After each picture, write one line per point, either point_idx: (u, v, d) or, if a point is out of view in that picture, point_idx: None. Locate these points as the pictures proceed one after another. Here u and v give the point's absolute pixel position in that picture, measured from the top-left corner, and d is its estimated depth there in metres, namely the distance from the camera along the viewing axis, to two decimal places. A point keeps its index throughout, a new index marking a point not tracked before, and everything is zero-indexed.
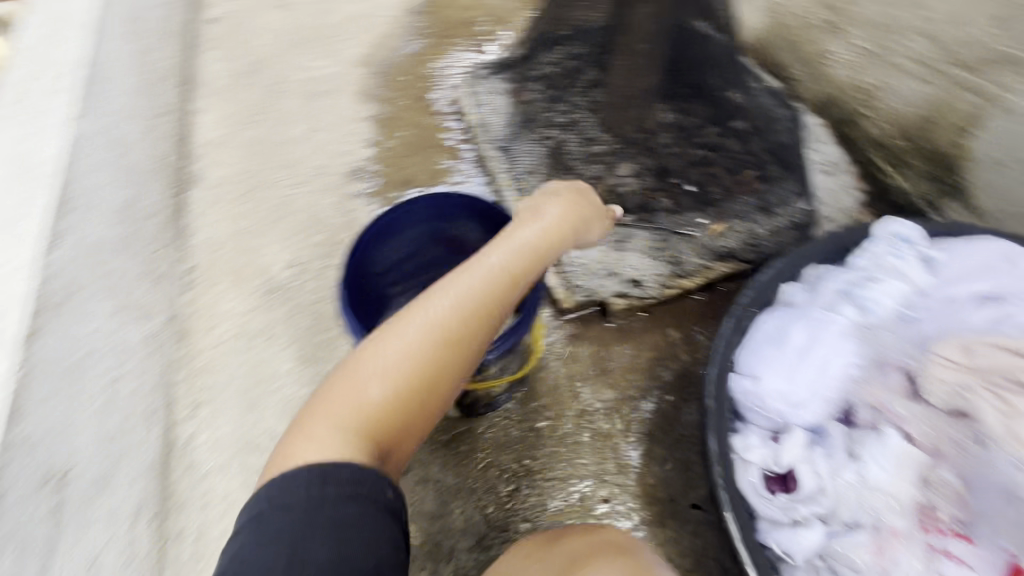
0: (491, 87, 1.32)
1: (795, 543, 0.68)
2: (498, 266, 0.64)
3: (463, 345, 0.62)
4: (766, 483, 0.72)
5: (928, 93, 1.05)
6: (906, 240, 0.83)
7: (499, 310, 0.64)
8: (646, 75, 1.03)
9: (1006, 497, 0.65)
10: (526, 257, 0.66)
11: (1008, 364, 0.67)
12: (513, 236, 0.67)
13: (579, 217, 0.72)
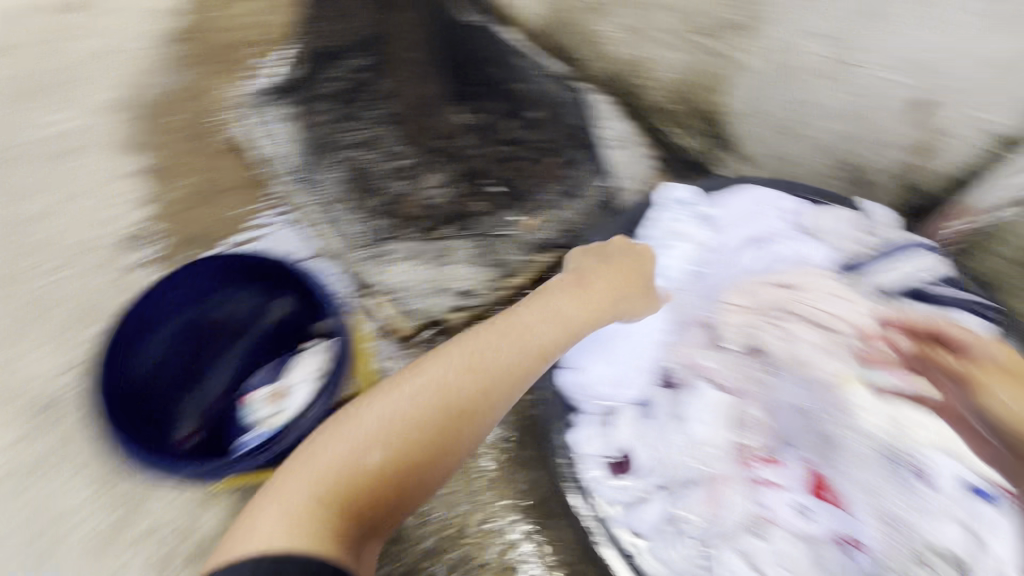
0: (272, 115, 1.18)
1: (640, 519, 0.76)
2: (500, 348, 0.73)
3: (463, 429, 0.68)
4: (610, 470, 0.80)
5: (687, 58, 1.10)
6: (686, 202, 0.92)
7: (490, 396, 0.70)
8: (428, 81, 1.17)
9: (797, 414, 0.75)
10: (523, 342, 0.75)
11: (774, 298, 0.80)
12: (524, 318, 0.78)
13: (589, 303, 0.81)
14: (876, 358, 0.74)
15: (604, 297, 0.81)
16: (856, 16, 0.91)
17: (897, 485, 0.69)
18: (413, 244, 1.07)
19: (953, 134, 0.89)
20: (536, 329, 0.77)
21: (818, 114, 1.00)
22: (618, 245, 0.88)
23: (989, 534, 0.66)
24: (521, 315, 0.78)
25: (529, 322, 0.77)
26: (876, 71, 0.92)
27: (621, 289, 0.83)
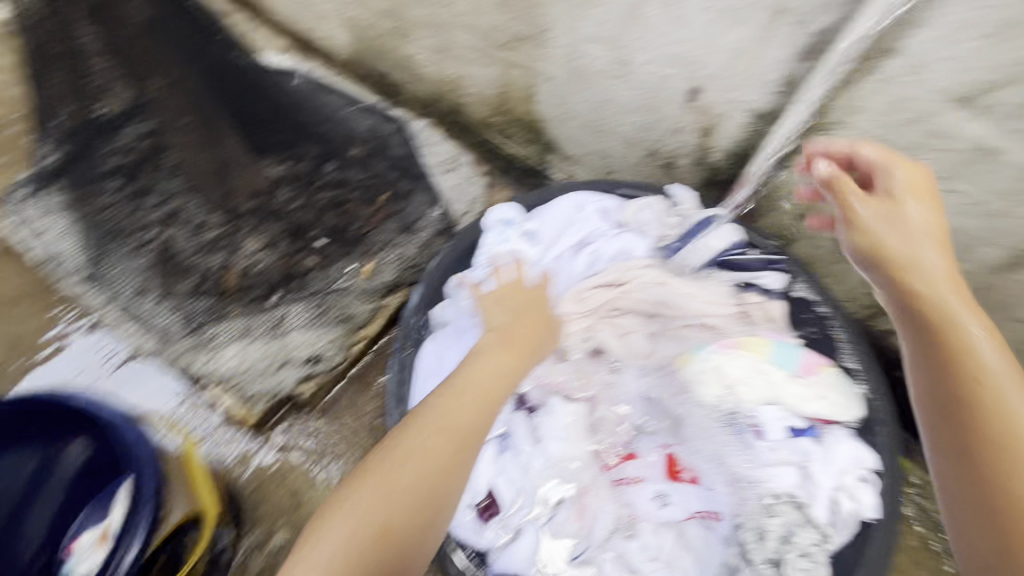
0: (53, 209, 1.06)
1: (514, 559, 0.72)
2: (463, 390, 0.60)
3: (463, 460, 0.58)
4: (479, 516, 0.74)
5: (491, 73, 1.25)
6: (511, 220, 0.91)
7: (467, 445, 0.58)
8: (220, 134, 1.06)
9: (643, 402, 0.82)
10: (482, 383, 0.61)
11: (602, 298, 0.84)
12: (478, 360, 0.64)
13: (521, 346, 0.66)
14: (698, 330, 0.85)
15: (531, 323, 0.69)
16: (616, 21, 0.94)
17: (738, 442, 0.77)
18: (240, 321, 0.97)
19: (721, 114, 0.94)
20: (488, 368, 0.63)
21: (613, 110, 1.09)
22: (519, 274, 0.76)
23: (815, 467, 0.75)
24: (475, 354, 0.65)
25: (483, 363, 0.63)
26: (644, 67, 0.97)
27: (542, 321, 0.71)
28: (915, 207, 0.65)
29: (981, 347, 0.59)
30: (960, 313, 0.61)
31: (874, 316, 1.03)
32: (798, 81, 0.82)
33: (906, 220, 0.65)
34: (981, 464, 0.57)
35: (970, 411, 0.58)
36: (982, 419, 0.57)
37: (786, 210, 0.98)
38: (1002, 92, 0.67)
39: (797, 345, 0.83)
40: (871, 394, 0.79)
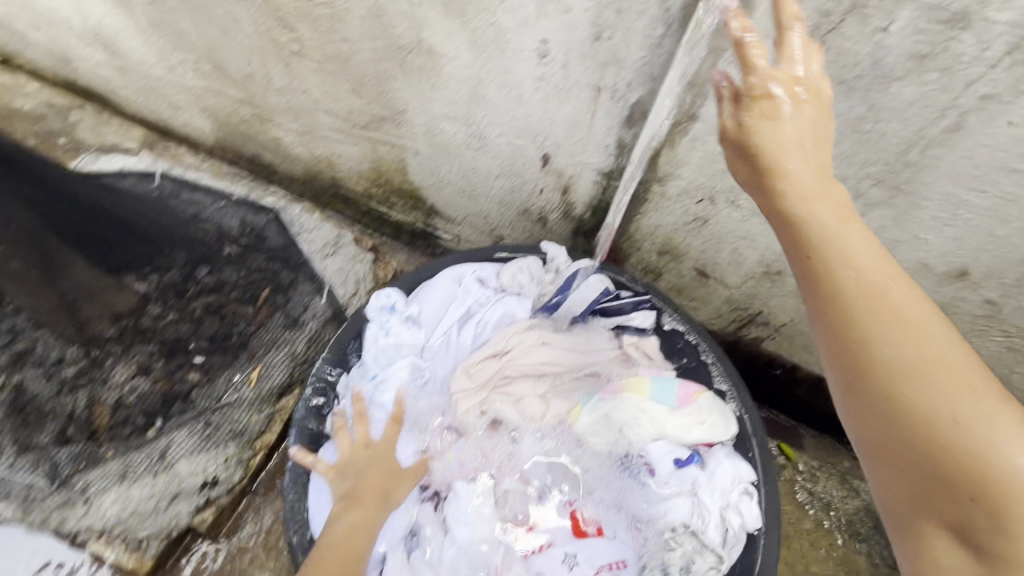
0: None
1: None
2: (328, 555, 0.67)
3: None
4: None
5: (359, 151, 1.26)
6: (392, 307, 0.90)
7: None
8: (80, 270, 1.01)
9: (546, 463, 0.88)
10: (345, 541, 0.68)
11: (491, 372, 0.88)
12: (332, 526, 0.70)
13: (383, 484, 0.76)
14: (586, 381, 0.91)
15: (378, 468, 0.78)
16: (463, 101, 0.99)
17: (633, 484, 0.84)
18: (117, 461, 0.90)
19: (574, 175, 1.01)
20: (346, 527, 0.70)
21: (481, 177, 1.15)
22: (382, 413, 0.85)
23: (703, 493, 0.81)
24: (331, 520, 0.71)
25: (337, 526, 0.70)
26: (498, 139, 1.03)
27: (389, 461, 0.79)
28: (775, 124, 0.57)
29: (836, 237, 0.53)
30: (815, 211, 0.54)
31: (741, 328, 1.15)
32: (628, 145, 0.91)
33: (777, 135, 0.57)
34: (851, 367, 0.50)
35: (838, 311, 0.51)
36: (845, 309, 0.50)
37: (647, 249, 1.08)
38: None
39: (673, 378, 0.89)
40: (741, 412, 0.86)
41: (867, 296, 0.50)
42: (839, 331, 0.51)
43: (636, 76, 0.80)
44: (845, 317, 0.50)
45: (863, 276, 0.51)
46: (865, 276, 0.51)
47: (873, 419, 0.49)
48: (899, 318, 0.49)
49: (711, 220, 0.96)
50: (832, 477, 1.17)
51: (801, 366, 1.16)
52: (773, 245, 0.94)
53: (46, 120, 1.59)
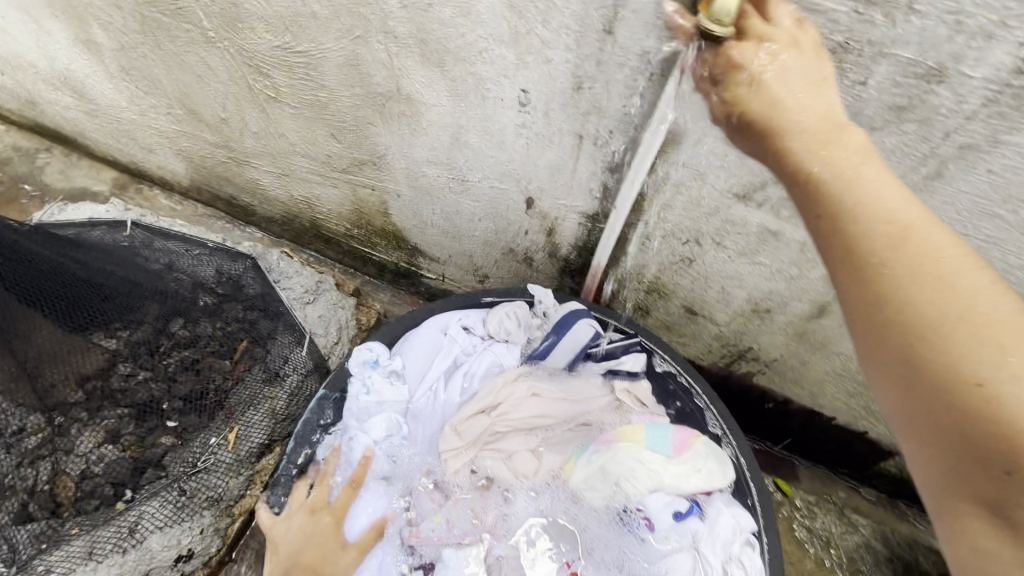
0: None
1: None
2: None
3: None
4: None
5: (339, 193, 1.24)
6: (375, 361, 0.87)
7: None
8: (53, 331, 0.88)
9: (544, 524, 0.83)
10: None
11: (481, 427, 0.85)
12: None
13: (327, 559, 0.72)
14: (577, 432, 0.89)
15: (314, 552, 0.71)
16: (445, 147, 0.98)
17: (633, 541, 0.82)
18: (83, 539, 0.85)
19: (560, 218, 1.00)
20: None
21: (464, 219, 1.13)
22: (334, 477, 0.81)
23: (704, 545, 0.79)
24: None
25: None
26: (481, 183, 1.02)
27: (329, 542, 0.73)
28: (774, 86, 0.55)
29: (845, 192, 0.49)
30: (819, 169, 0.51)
31: (731, 363, 1.14)
32: (611, 189, 0.90)
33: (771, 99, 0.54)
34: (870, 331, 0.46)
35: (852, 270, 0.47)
36: (857, 270, 0.47)
37: (634, 287, 1.07)
38: (768, 189, 0.78)
39: (668, 425, 0.87)
40: (737, 454, 0.85)
41: (891, 255, 0.46)
42: (856, 283, 0.47)
43: (617, 124, 0.79)
44: (861, 261, 0.47)
45: (869, 226, 0.47)
46: (879, 222, 0.47)
47: (893, 377, 0.45)
48: (920, 264, 0.45)
49: (697, 260, 0.95)
50: (829, 512, 1.17)
51: (792, 399, 1.15)
52: (760, 284, 0.94)
53: (12, 164, 1.53)
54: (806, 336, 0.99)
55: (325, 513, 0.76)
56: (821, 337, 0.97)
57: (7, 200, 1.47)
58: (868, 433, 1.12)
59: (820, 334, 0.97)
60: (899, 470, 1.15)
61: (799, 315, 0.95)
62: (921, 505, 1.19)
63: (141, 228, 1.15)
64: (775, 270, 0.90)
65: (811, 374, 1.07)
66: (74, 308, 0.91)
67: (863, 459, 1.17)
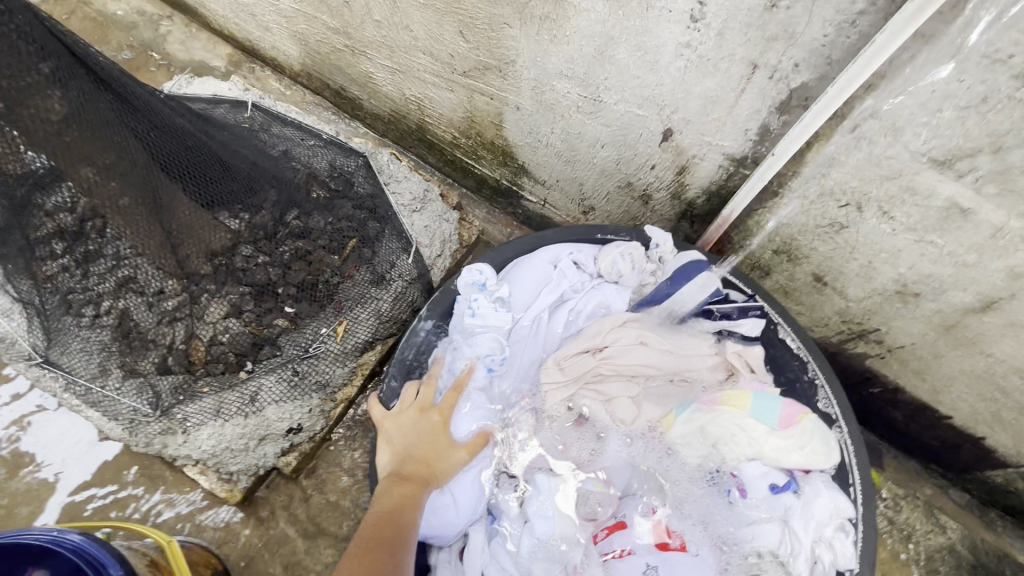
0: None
1: None
2: (373, 522, 0.65)
3: (380, 548, 0.62)
4: None
5: (453, 97, 1.17)
6: (483, 283, 0.87)
7: (389, 560, 0.61)
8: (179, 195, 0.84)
9: (629, 468, 0.85)
10: (392, 511, 0.67)
11: (585, 366, 0.84)
12: (380, 499, 0.69)
13: (435, 450, 0.76)
14: (679, 388, 0.87)
15: (425, 448, 0.76)
16: (585, 60, 0.88)
17: (722, 503, 0.81)
18: (211, 398, 0.95)
19: (700, 157, 0.90)
20: (394, 499, 0.68)
21: (585, 143, 1.04)
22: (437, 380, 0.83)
23: (796, 524, 0.77)
24: (379, 494, 0.70)
25: (386, 499, 0.68)
26: (616, 106, 0.93)
27: (438, 441, 0.77)
28: None
29: None
30: None
31: (847, 340, 1.04)
32: (773, 133, 0.79)
33: None
34: None
35: None
36: None
37: (762, 245, 0.96)
38: (979, 159, 0.66)
39: (777, 397, 0.82)
40: (845, 439, 0.81)
41: None
42: None
43: (807, 57, 0.68)
44: None
45: None
46: None
47: None
48: None
49: (851, 227, 0.84)
50: (916, 507, 1.11)
51: (905, 390, 1.05)
52: (919, 264, 0.83)
53: (137, 29, 1.54)
54: (955, 328, 0.88)
55: (428, 407, 0.79)
56: (974, 333, 0.86)
57: (137, 66, 1.50)
58: (985, 440, 1.02)
59: (974, 330, 0.86)
60: (1006, 482, 1.06)
61: (956, 305, 0.85)
62: (1016, 519, 1.11)
63: (260, 111, 1.13)
64: (946, 253, 0.78)
65: (941, 369, 0.96)
66: (204, 182, 0.86)
67: (966, 464, 1.08)
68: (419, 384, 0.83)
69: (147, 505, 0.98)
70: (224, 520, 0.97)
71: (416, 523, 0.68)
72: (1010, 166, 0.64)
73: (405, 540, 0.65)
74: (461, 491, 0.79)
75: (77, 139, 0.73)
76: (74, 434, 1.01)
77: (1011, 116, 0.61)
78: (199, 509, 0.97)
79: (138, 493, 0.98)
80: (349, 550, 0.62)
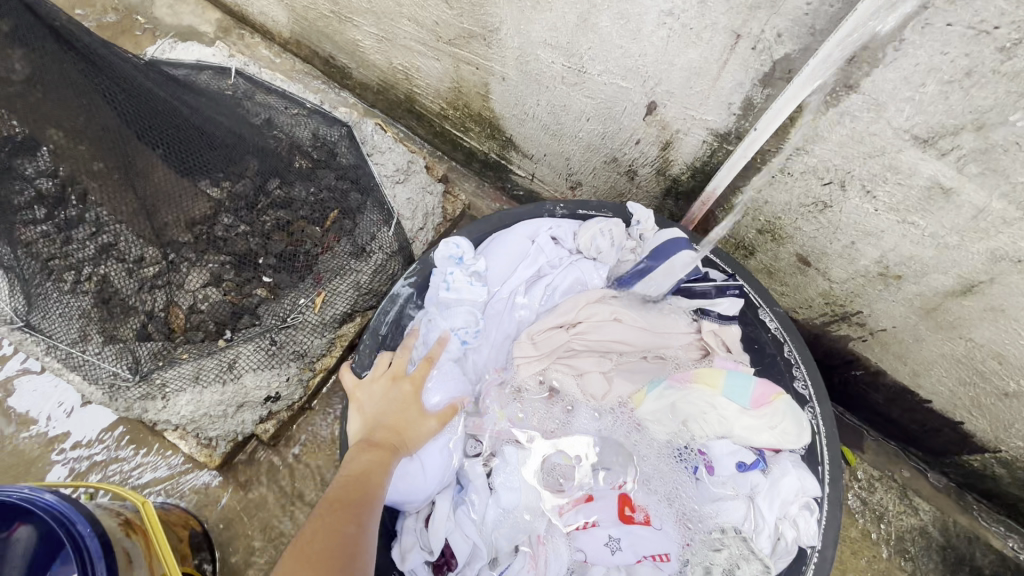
0: None
1: None
2: (340, 487, 0.66)
3: (346, 513, 0.62)
4: (436, 569, 0.77)
5: (440, 67, 1.14)
6: (460, 257, 0.87)
7: (353, 525, 0.62)
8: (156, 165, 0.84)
9: (602, 442, 0.86)
10: (359, 476, 0.67)
11: (559, 341, 0.85)
12: (349, 463, 0.69)
13: (406, 417, 0.76)
14: (653, 365, 0.87)
15: (396, 417, 0.76)
16: (569, 28, 0.86)
17: (688, 480, 0.82)
18: (190, 364, 0.96)
19: (684, 132, 0.88)
20: (363, 465, 0.69)
21: (571, 115, 1.02)
22: (413, 348, 0.83)
23: (762, 500, 0.78)
24: (348, 460, 0.70)
25: (355, 464, 0.69)
26: (600, 77, 0.90)
27: (410, 410, 0.77)
28: None
29: None
30: None
31: (830, 323, 1.04)
32: (756, 107, 0.77)
33: None
34: None
35: None
36: None
37: (746, 224, 0.95)
38: (963, 136, 0.64)
39: (751, 377, 0.81)
40: (817, 421, 0.82)
41: None
42: None
43: (789, 26, 0.66)
44: None
45: None
46: None
47: None
48: None
49: (834, 207, 0.83)
50: (890, 489, 1.11)
51: (886, 373, 1.04)
52: (902, 246, 0.81)
53: None
54: (937, 313, 0.87)
55: (402, 374, 0.79)
56: (955, 318, 0.85)
57: (122, 29, 1.47)
58: (963, 425, 1.01)
59: (954, 314, 0.85)
60: (982, 467, 1.06)
61: (937, 288, 0.83)
62: (992, 503, 1.11)
63: (244, 79, 1.12)
64: (928, 234, 0.77)
65: (922, 353, 0.95)
66: (182, 151, 0.85)
67: (943, 448, 1.08)
68: (392, 355, 0.82)
69: (129, 466, 1.00)
70: (203, 482, 0.99)
71: (383, 489, 0.69)
72: (993, 145, 0.63)
73: (372, 505, 0.65)
74: (430, 458, 0.79)
75: (39, 99, 0.73)
76: (59, 397, 1.03)
77: (995, 91, 0.59)
78: (179, 472, 1.00)
79: (122, 455, 1.01)
80: (313, 513, 0.63)
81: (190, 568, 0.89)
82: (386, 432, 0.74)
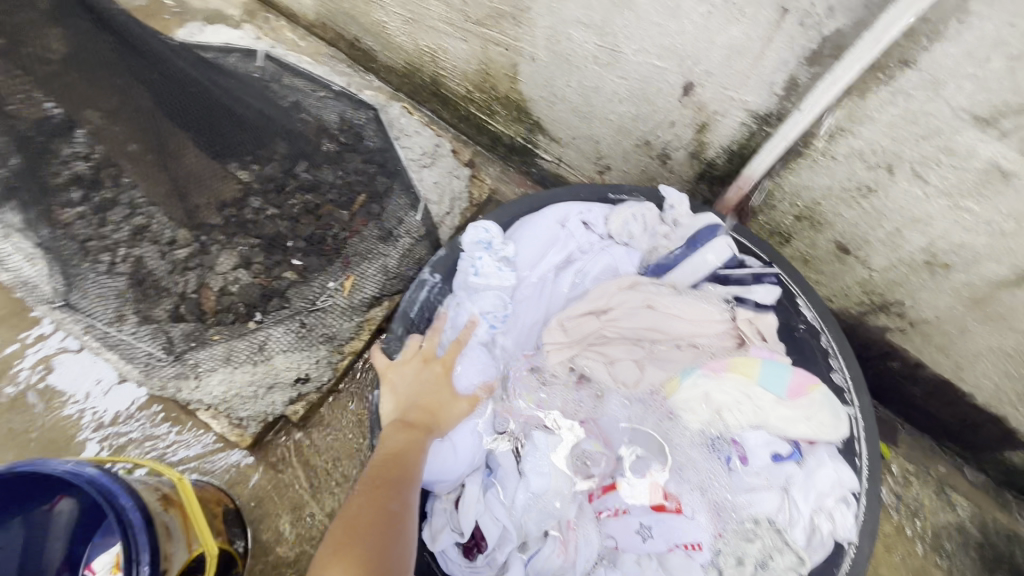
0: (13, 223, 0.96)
1: None
2: (380, 465, 0.66)
3: (387, 490, 0.63)
4: (465, 551, 0.78)
5: (467, 49, 1.12)
6: (488, 242, 0.85)
7: (396, 502, 0.62)
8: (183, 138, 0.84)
9: (627, 432, 0.84)
10: (397, 456, 0.68)
11: (588, 328, 0.84)
12: (385, 443, 0.70)
13: (438, 399, 0.77)
14: (687, 353, 0.84)
15: (429, 398, 0.76)
16: (604, 6, 0.83)
17: (722, 469, 0.80)
18: (222, 345, 0.97)
19: (722, 114, 0.85)
20: (399, 444, 0.69)
21: (603, 97, 0.99)
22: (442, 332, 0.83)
23: (796, 491, 0.77)
24: (383, 439, 0.70)
25: (391, 443, 0.69)
26: (635, 57, 0.87)
27: (443, 392, 0.77)
28: None
29: None
30: None
31: (868, 313, 1.00)
32: (800, 86, 0.74)
33: None
34: None
35: None
36: None
37: (782, 210, 0.91)
38: None
39: (788, 366, 0.79)
40: (856, 414, 0.80)
41: None
42: None
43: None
44: None
45: None
46: None
47: None
48: None
49: (880, 191, 0.79)
50: (927, 485, 1.08)
51: (927, 366, 1.00)
52: (952, 232, 0.78)
53: None
54: (985, 302, 0.83)
55: (433, 357, 0.79)
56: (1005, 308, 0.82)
57: (150, 14, 1.48)
58: (1007, 419, 0.98)
59: (1004, 304, 0.81)
60: None
61: (989, 277, 0.80)
62: None
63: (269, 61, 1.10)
64: (981, 220, 0.74)
65: (966, 345, 0.92)
66: (211, 133, 0.86)
67: (984, 443, 1.04)
68: (422, 338, 0.82)
69: (164, 443, 1.02)
70: (235, 461, 1.01)
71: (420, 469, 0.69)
72: None
73: (411, 482, 0.66)
74: (460, 439, 0.80)
75: (74, 80, 0.76)
76: (96, 375, 1.05)
77: None
78: (212, 451, 1.02)
79: (158, 432, 1.03)
80: (355, 490, 0.63)
81: (225, 543, 0.90)
82: (420, 413, 0.74)
